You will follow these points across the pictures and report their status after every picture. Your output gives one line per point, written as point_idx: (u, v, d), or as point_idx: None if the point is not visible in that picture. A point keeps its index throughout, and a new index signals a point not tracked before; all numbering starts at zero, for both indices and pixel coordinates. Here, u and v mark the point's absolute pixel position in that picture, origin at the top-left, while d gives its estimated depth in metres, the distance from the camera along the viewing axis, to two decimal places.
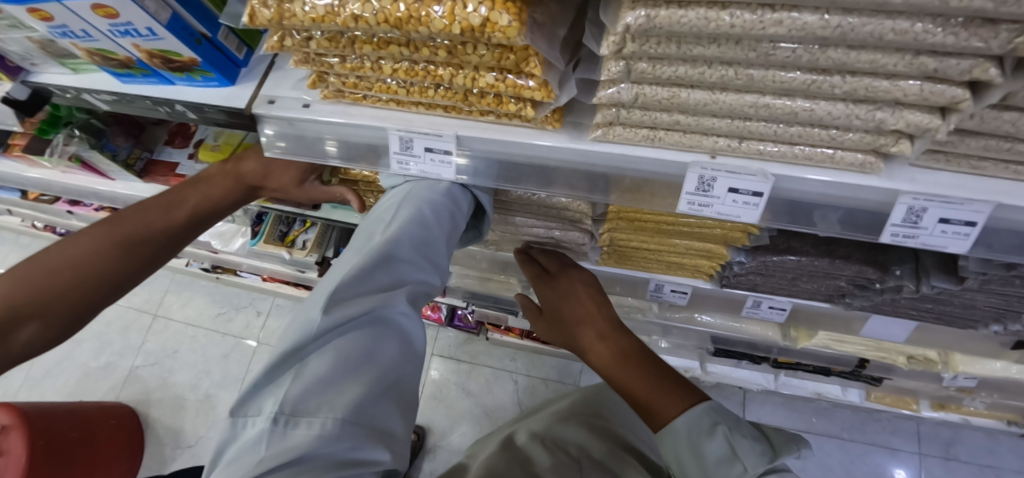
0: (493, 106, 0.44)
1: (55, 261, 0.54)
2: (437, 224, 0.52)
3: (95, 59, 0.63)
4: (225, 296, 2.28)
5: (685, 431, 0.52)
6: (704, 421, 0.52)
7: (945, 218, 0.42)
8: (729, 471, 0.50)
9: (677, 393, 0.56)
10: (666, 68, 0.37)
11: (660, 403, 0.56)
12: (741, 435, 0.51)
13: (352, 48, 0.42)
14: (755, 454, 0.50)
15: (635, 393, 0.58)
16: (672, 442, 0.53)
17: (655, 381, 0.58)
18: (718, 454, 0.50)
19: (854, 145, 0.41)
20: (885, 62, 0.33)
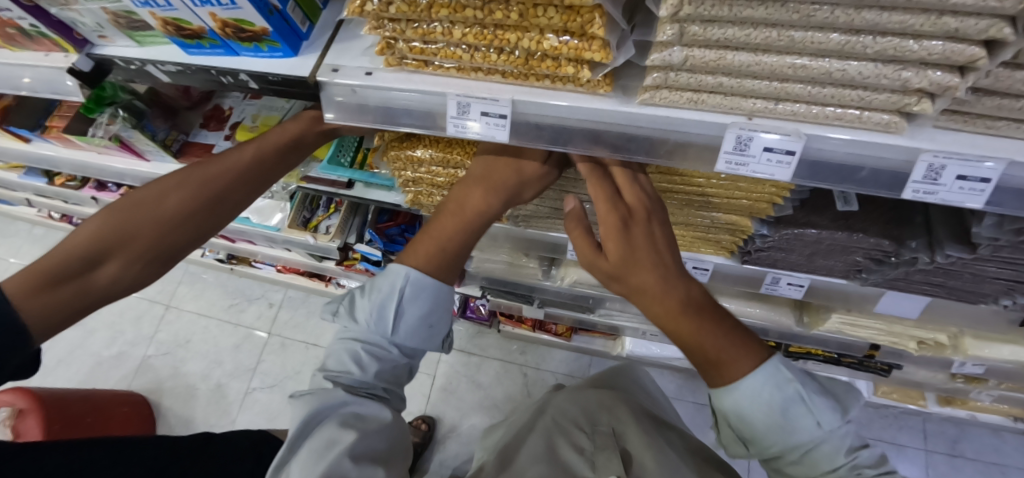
0: (552, 69, 0.49)
1: (141, 198, 0.67)
2: (357, 364, 0.67)
3: (168, 30, 0.67)
4: (238, 288, 2.33)
5: (754, 388, 0.56)
6: (776, 375, 0.56)
7: (961, 175, 0.46)
8: (804, 423, 0.56)
9: (746, 352, 0.57)
10: (716, 30, 0.42)
11: (730, 362, 0.56)
12: (815, 392, 0.57)
13: (428, 12, 0.47)
14: (828, 411, 0.57)
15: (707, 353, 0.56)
16: (744, 397, 0.56)
17: (727, 341, 0.56)
18: (796, 409, 0.56)
19: (880, 105, 0.46)
20: (913, 22, 0.38)
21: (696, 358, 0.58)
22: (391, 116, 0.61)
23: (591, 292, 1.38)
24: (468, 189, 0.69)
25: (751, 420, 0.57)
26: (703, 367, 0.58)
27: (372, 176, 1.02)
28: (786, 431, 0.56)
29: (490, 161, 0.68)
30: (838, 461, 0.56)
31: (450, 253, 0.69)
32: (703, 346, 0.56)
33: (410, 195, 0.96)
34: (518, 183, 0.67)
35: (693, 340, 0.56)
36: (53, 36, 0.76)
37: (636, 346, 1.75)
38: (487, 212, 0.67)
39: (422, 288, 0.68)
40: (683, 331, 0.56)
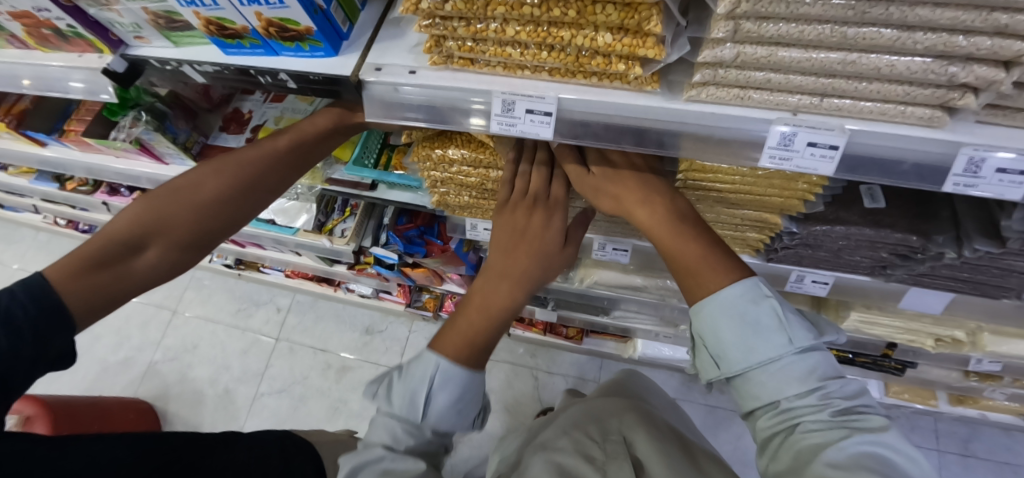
0: (602, 66, 0.50)
1: (180, 185, 0.68)
2: (392, 449, 0.59)
3: (209, 29, 0.65)
4: (245, 293, 2.32)
5: (728, 299, 0.56)
6: (754, 291, 0.56)
7: (1001, 168, 0.48)
8: (774, 341, 0.55)
9: (726, 264, 0.58)
10: (770, 27, 0.43)
11: (708, 271, 0.58)
12: (790, 313, 0.56)
13: (485, 10, 0.49)
14: (801, 331, 0.55)
15: (686, 260, 0.59)
16: (721, 307, 0.56)
17: (704, 250, 0.59)
18: (770, 325, 0.55)
19: (925, 100, 0.47)
20: (965, 18, 0.39)
21: (673, 268, 0.61)
22: (437, 114, 0.61)
23: (607, 294, 1.38)
24: (495, 274, 0.66)
25: (723, 336, 0.56)
26: (679, 280, 0.61)
27: (399, 178, 1.02)
28: (753, 346, 0.55)
29: (509, 253, 0.67)
30: (810, 385, 0.54)
31: (481, 341, 0.63)
32: (680, 253, 0.60)
33: (435, 196, 0.97)
34: (542, 272, 0.67)
35: (665, 241, 0.61)
36: (89, 37, 0.75)
37: (648, 348, 1.75)
38: (513, 306, 0.65)
39: (452, 381, 0.60)
40: (661, 236, 0.61)
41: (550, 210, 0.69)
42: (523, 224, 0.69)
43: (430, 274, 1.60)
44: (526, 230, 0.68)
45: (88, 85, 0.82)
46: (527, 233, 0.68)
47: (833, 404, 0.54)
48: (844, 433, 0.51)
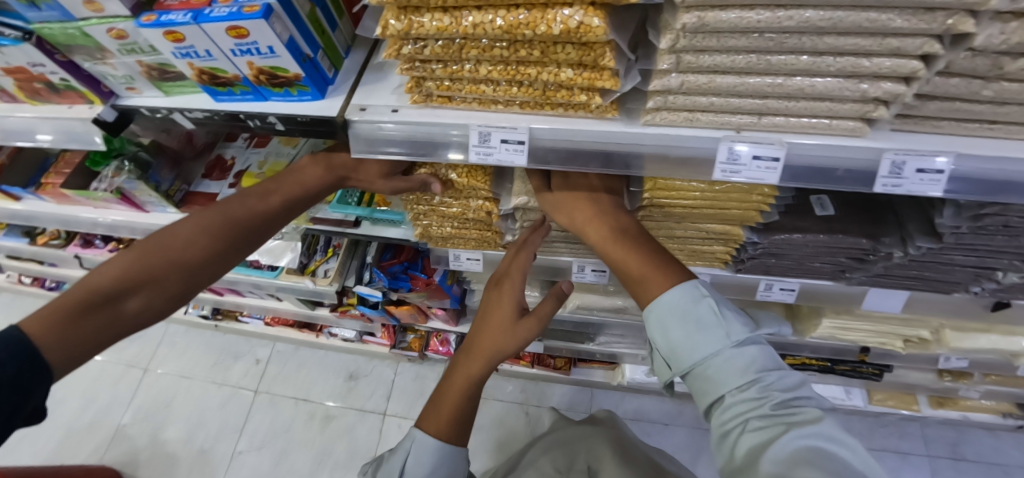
0: (567, 98, 0.56)
1: (171, 238, 0.70)
2: None
3: (201, 79, 0.69)
4: (223, 345, 2.27)
5: (672, 302, 0.61)
6: (693, 292, 0.61)
7: (920, 168, 0.55)
8: (713, 336, 0.59)
9: (672, 272, 0.64)
10: (706, 58, 0.50)
11: (653, 277, 0.64)
12: (728, 311, 0.61)
13: (460, 52, 0.54)
14: (738, 326, 0.60)
15: (631, 269, 0.66)
16: (666, 307, 0.61)
17: (650, 261, 0.65)
18: (707, 321, 0.60)
19: (847, 113, 0.54)
20: (864, 43, 0.47)
21: (628, 281, 0.67)
22: (419, 147, 0.66)
23: (591, 318, 1.42)
24: (468, 355, 0.77)
25: (670, 334, 0.61)
26: (632, 290, 0.67)
27: (382, 213, 1.05)
28: (696, 343, 0.60)
29: (475, 335, 0.78)
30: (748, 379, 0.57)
31: (455, 416, 0.75)
32: (630, 265, 0.66)
33: (418, 228, 1.01)
34: (503, 351, 0.76)
35: (617, 255, 0.68)
36: (81, 88, 0.77)
37: (637, 372, 1.76)
38: (480, 380, 0.76)
39: (428, 449, 0.72)
40: (609, 250, 0.69)
41: (506, 287, 0.79)
42: (489, 309, 0.79)
43: (415, 311, 1.61)
44: (489, 312, 0.79)
45: (75, 135, 0.84)
46: (490, 314, 0.79)
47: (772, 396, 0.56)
48: (782, 429, 0.53)
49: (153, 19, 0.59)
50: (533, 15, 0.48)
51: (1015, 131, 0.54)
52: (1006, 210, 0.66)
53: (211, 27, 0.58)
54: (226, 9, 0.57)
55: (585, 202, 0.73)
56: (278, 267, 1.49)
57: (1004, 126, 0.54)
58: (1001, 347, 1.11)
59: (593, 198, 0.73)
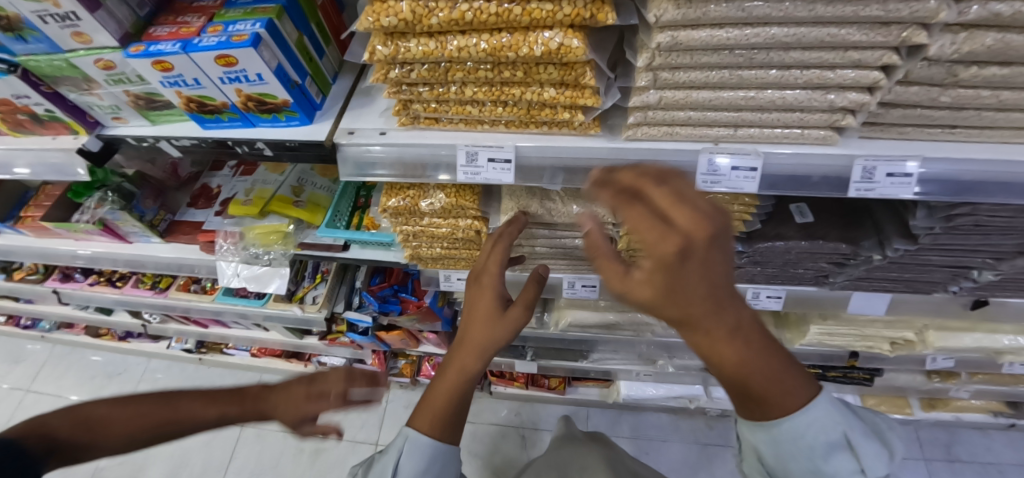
0: (551, 116, 0.58)
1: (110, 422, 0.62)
2: None
3: (189, 107, 0.69)
4: (206, 380, 2.18)
5: (802, 431, 0.48)
6: (825, 419, 0.49)
7: (890, 172, 0.58)
8: (845, 466, 0.50)
9: (799, 386, 0.48)
10: (682, 75, 0.53)
11: (780, 397, 0.47)
12: (860, 435, 0.51)
13: (446, 75, 0.56)
14: (874, 457, 0.51)
15: (755, 390, 0.46)
16: (795, 437, 0.48)
17: (779, 376, 0.46)
18: (838, 452, 0.50)
19: (817, 123, 0.57)
20: (827, 57, 0.50)
21: (735, 392, 0.47)
22: (409, 169, 0.67)
23: (583, 334, 1.42)
24: (457, 350, 0.71)
25: (787, 461, 0.50)
26: (744, 403, 0.48)
27: (372, 235, 1.06)
28: (825, 473, 0.50)
29: (465, 327, 0.72)
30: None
31: (449, 415, 0.69)
32: (751, 382, 0.45)
33: (408, 250, 1.01)
34: (494, 342, 0.70)
35: (739, 371, 0.44)
36: (65, 119, 0.77)
37: (632, 389, 1.75)
38: (473, 374, 0.70)
39: (421, 446, 0.66)
40: (727, 365, 0.43)
41: (487, 280, 0.74)
42: (470, 304, 0.74)
43: (406, 336, 1.59)
44: (475, 305, 0.73)
45: (59, 167, 0.83)
46: (474, 306, 0.73)
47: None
48: None
49: (142, 49, 0.60)
50: (516, 38, 0.50)
51: (970, 134, 0.58)
52: (975, 210, 0.69)
53: (200, 56, 0.59)
54: (215, 39, 0.58)
55: (699, 288, 0.39)
56: (265, 296, 1.48)
57: (964, 130, 0.58)
58: (984, 345, 1.14)
59: (710, 267, 0.39)
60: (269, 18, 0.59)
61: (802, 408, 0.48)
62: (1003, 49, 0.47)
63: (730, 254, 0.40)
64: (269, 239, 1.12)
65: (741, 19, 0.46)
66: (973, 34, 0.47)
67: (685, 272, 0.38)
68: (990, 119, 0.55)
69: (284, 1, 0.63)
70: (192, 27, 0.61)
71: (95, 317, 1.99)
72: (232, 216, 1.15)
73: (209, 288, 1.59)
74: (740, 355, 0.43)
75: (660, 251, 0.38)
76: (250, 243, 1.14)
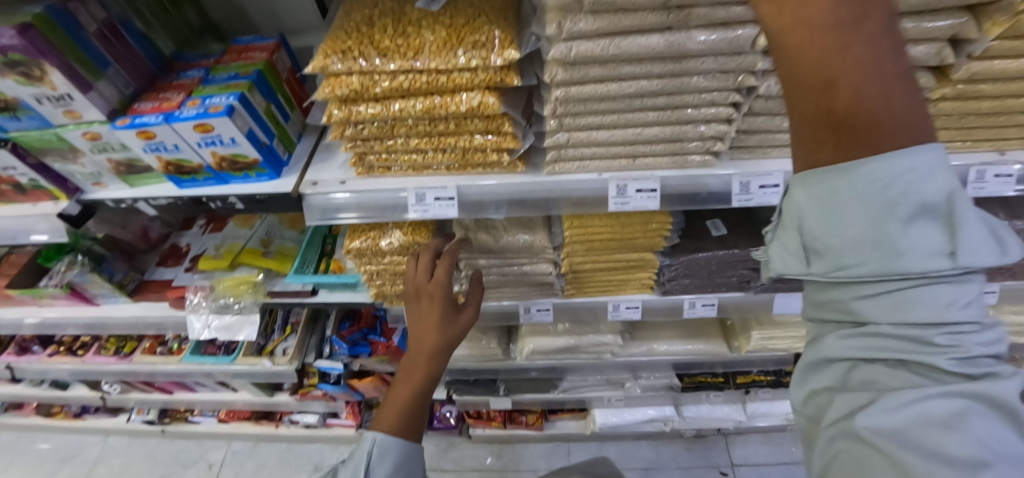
0: (484, 158, 0.71)
1: None
2: None
3: (167, 169, 0.78)
4: (169, 454, 2.05)
5: (881, 168, 0.30)
6: (928, 167, 0.30)
7: (762, 184, 0.73)
8: (927, 237, 0.32)
9: (916, 137, 0.30)
10: (583, 119, 0.66)
11: (867, 134, 0.30)
12: (977, 212, 0.31)
13: (392, 130, 0.67)
14: (982, 248, 0.31)
15: (832, 107, 0.30)
16: (863, 185, 0.31)
17: (893, 86, 0.29)
18: (919, 213, 0.32)
19: (694, 150, 0.72)
20: (690, 100, 0.65)
21: (807, 117, 0.31)
22: (370, 210, 0.77)
23: (550, 361, 1.49)
24: (412, 357, 0.79)
25: (830, 213, 0.33)
26: (819, 143, 0.32)
27: (339, 276, 1.13)
28: (893, 245, 0.32)
29: (418, 333, 0.80)
30: (937, 319, 0.32)
31: (413, 413, 0.78)
32: (840, 75, 0.29)
33: (373, 288, 1.08)
34: (446, 343, 0.80)
35: (827, 73, 0.29)
36: (48, 187, 0.84)
37: (606, 416, 1.80)
38: (433, 374, 0.79)
39: (390, 446, 0.74)
40: (806, 48, 0.29)
41: (435, 292, 0.81)
42: (419, 316, 0.81)
43: (379, 382, 1.61)
44: (426, 314, 0.80)
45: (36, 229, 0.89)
46: (424, 315, 0.80)
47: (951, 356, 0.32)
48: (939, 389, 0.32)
49: (128, 122, 0.70)
50: (445, 99, 0.62)
51: None
52: None
53: (181, 125, 0.69)
54: (194, 110, 0.69)
55: None
56: (234, 351, 1.49)
57: None
58: None
59: None
60: (241, 91, 0.71)
61: (909, 147, 0.30)
62: None
63: None
64: (239, 288, 1.18)
65: (615, 75, 0.61)
66: None
67: None
68: None
69: (253, 76, 0.74)
70: (173, 102, 0.72)
71: (50, 393, 1.93)
72: (202, 271, 1.22)
73: (175, 349, 1.59)
74: (838, 27, 0.28)
75: None
76: (220, 294, 1.19)
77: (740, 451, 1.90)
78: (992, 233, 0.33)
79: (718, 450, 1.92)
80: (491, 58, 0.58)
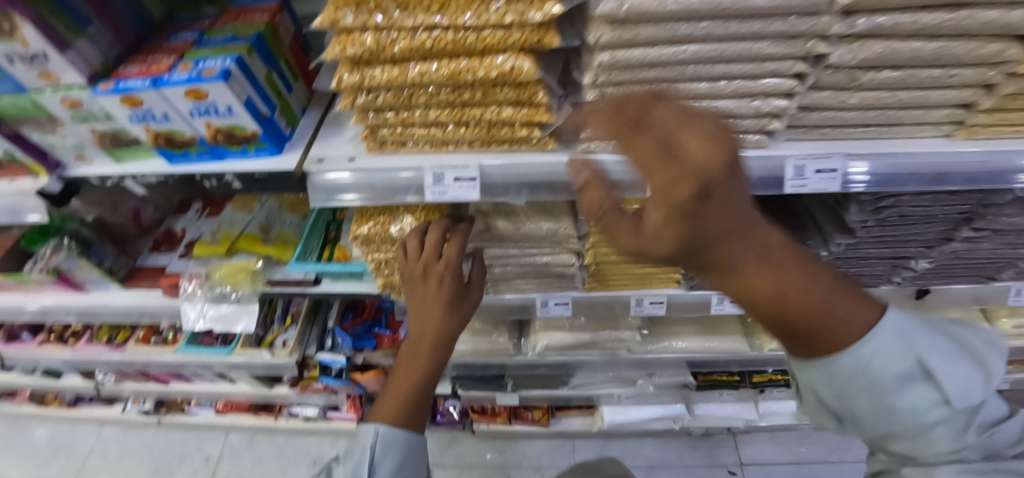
0: (511, 133, 0.63)
1: None
2: None
3: (157, 142, 0.71)
4: (164, 446, 1.99)
5: (863, 364, 0.38)
6: (897, 346, 0.38)
7: (817, 169, 0.66)
8: (926, 395, 0.40)
9: (854, 312, 0.38)
10: (626, 90, 0.59)
11: (831, 329, 0.37)
12: (943, 360, 0.40)
13: (410, 99, 0.60)
14: (962, 385, 0.40)
15: (794, 325, 0.36)
16: (870, 377, 0.38)
17: (832, 298, 0.36)
18: (916, 383, 0.40)
19: (746, 128, 0.64)
20: (749, 68, 0.57)
21: (782, 334, 0.38)
22: (378, 192, 0.69)
23: (562, 357, 1.42)
24: (414, 347, 0.73)
25: (856, 400, 0.40)
26: (794, 345, 0.39)
27: (344, 265, 1.05)
28: (905, 410, 0.39)
29: (417, 317, 0.74)
30: (964, 441, 0.40)
31: (416, 405, 0.71)
32: (799, 316, 0.35)
33: (380, 278, 1.01)
34: (451, 331, 0.74)
35: (785, 311, 0.35)
36: (26, 161, 0.76)
37: (615, 414, 1.73)
38: (437, 363, 0.73)
39: (394, 439, 0.66)
40: (760, 298, 0.34)
41: (439, 275, 0.74)
42: (420, 304, 0.74)
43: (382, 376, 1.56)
44: (427, 298, 0.74)
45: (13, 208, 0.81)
46: (422, 298, 0.74)
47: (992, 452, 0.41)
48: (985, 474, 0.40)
49: (111, 86, 0.62)
50: (472, 62, 0.55)
51: (882, 131, 0.68)
52: (898, 202, 0.78)
53: (170, 91, 0.61)
54: (185, 74, 0.61)
55: (721, 231, 0.31)
56: (231, 343, 1.42)
57: (875, 128, 0.67)
58: None
59: (728, 202, 0.30)
60: (239, 54, 0.63)
61: (868, 336, 0.38)
62: (890, 56, 0.56)
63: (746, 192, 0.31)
64: (237, 277, 1.10)
65: (669, 38, 0.53)
66: (865, 43, 0.55)
67: (707, 211, 0.29)
68: (894, 117, 0.65)
69: (253, 39, 0.66)
70: (163, 65, 0.64)
71: (42, 381, 1.86)
72: (197, 258, 1.14)
73: (171, 339, 1.52)
74: (775, 286, 0.34)
75: (671, 195, 0.28)
76: (216, 283, 1.11)
77: (751, 451, 1.84)
78: (963, 359, 0.42)
79: (728, 450, 1.86)
80: (529, 13, 0.51)
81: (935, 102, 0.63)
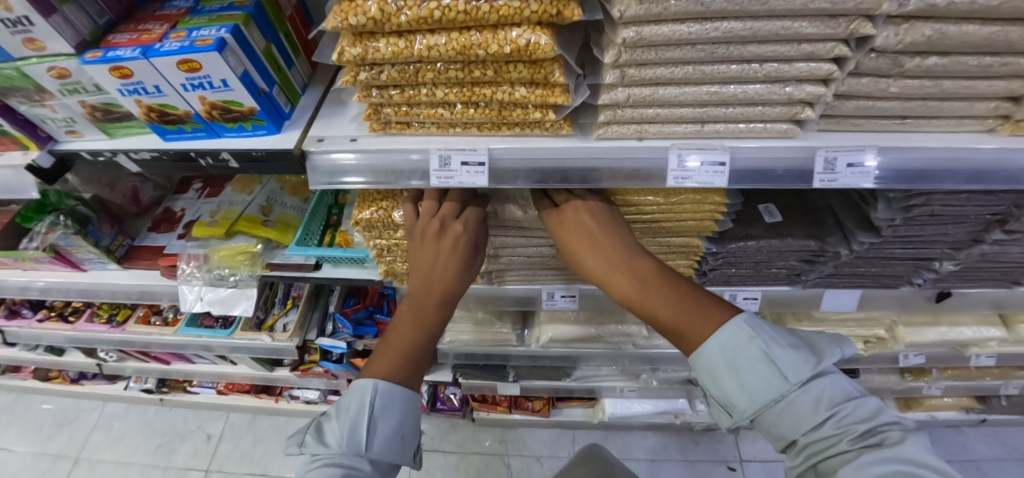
0: (522, 115, 0.59)
1: None
2: None
3: (150, 117, 0.67)
4: (166, 424, 1.99)
5: (712, 349, 0.54)
6: (739, 336, 0.54)
7: (850, 163, 0.60)
8: (767, 374, 0.52)
9: (710, 315, 0.56)
10: (648, 71, 0.55)
11: (690, 326, 0.56)
12: (780, 347, 0.53)
13: (417, 75, 0.56)
14: (795, 364, 0.52)
15: (662, 319, 0.58)
16: (716, 358, 0.54)
17: (682, 305, 0.58)
18: (759, 364, 0.52)
19: (777, 116, 0.59)
20: (783, 50, 0.53)
21: (662, 329, 0.60)
22: (380, 175, 0.65)
23: (566, 350, 1.39)
24: (419, 304, 0.67)
25: (720, 382, 0.54)
26: (677, 341, 0.59)
27: (345, 251, 1.02)
28: (754, 388, 0.52)
29: (424, 268, 0.68)
30: (820, 416, 0.50)
31: (415, 361, 0.65)
32: (657, 314, 0.58)
33: (382, 265, 0.98)
34: (459, 288, 0.69)
35: (646, 308, 0.59)
36: (15, 133, 0.73)
37: (617, 407, 1.70)
38: (442, 321, 0.68)
39: (393, 398, 0.61)
40: (626, 294, 0.61)
41: (450, 229, 0.69)
42: (428, 260, 0.68)
43: None
44: (436, 252, 0.68)
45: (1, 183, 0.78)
46: (428, 247, 0.69)
47: (847, 429, 0.48)
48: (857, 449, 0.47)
49: (99, 55, 0.58)
50: (486, 36, 0.51)
51: (921, 124, 0.62)
52: (930, 200, 0.72)
53: (161, 61, 0.57)
54: (177, 44, 0.57)
55: (591, 256, 0.65)
56: (231, 326, 1.40)
57: (913, 120, 0.61)
58: (949, 339, 1.17)
59: (590, 241, 0.66)
60: (235, 24, 0.59)
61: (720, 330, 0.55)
62: (941, 39, 0.51)
63: (610, 236, 0.65)
64: (235, 260, 1.07)
65: (700, 13, 0.49)
66: (913, 25, 0.51)
67: (572, 241, 0.67)
68: (936, 108, 0.59)
69: (250, 9, 0.62)
70: (154, 34, 0.60)
71: (45, 359, 1.84)
72: (196, 239, 1.11)
73: (171, 320, 1.50)
74: (635, 292, 0.60)
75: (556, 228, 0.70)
76: (215, 265, 1.09)
77: (753, 448, 1.82)
78: (804, 348, 0.54)
79: (730, 445, 1.83)
80: None
81: (981, 93, 0.57)
